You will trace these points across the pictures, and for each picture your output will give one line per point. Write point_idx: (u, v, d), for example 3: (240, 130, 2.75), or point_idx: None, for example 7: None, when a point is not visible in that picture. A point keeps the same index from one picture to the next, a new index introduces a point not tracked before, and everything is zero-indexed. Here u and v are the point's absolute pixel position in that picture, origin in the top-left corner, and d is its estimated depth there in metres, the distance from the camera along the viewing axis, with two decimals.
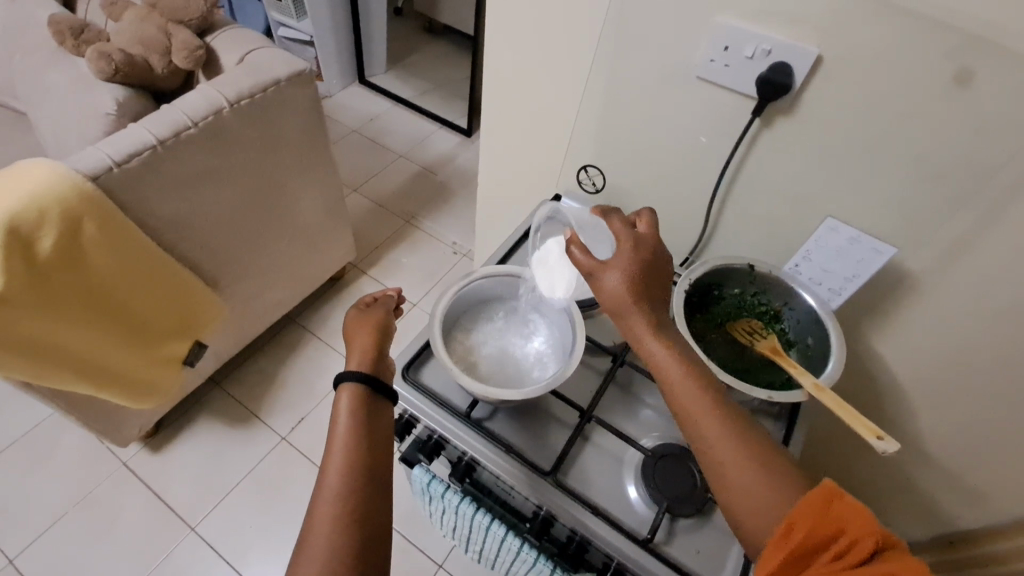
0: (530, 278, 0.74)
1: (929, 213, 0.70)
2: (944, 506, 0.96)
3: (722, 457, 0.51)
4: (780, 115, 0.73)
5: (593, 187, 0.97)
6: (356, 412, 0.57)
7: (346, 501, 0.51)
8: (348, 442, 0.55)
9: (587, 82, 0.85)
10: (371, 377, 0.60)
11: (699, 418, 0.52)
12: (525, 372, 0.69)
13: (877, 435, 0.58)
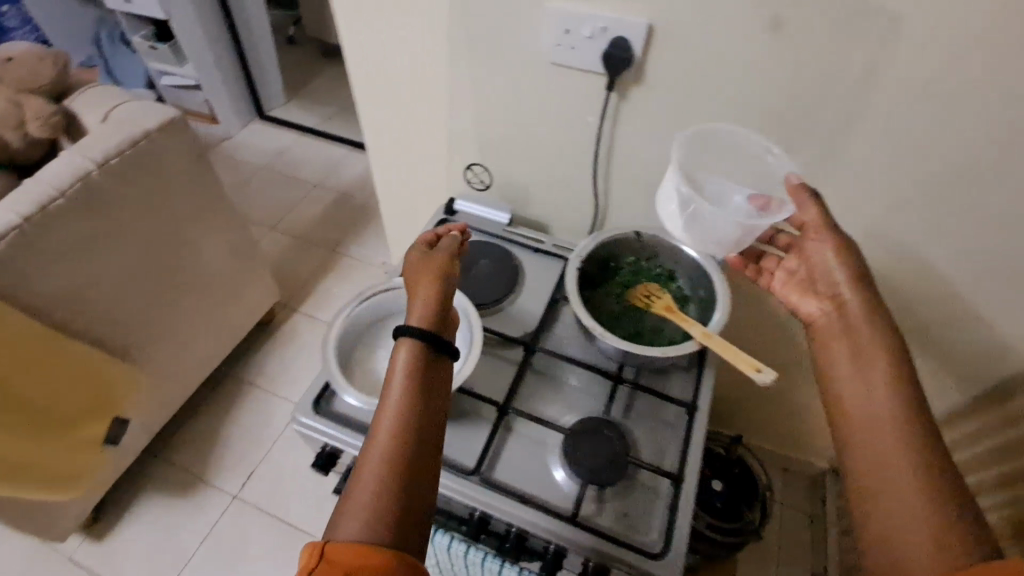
0: None
1: (781, 154, 0.75)
2: None
3: (868, 475, 0.54)
4: (631, 87, 0.76)
5: (483, 185, 0.99)
6: (413, 369, 0.51)
7: (389, 472, 0.46)
8: (407, 407, 0.49)
9: (452, 84, 0.86)
10: (428, 331, 0.54)
11: (870, 440, 0.56)
12: None
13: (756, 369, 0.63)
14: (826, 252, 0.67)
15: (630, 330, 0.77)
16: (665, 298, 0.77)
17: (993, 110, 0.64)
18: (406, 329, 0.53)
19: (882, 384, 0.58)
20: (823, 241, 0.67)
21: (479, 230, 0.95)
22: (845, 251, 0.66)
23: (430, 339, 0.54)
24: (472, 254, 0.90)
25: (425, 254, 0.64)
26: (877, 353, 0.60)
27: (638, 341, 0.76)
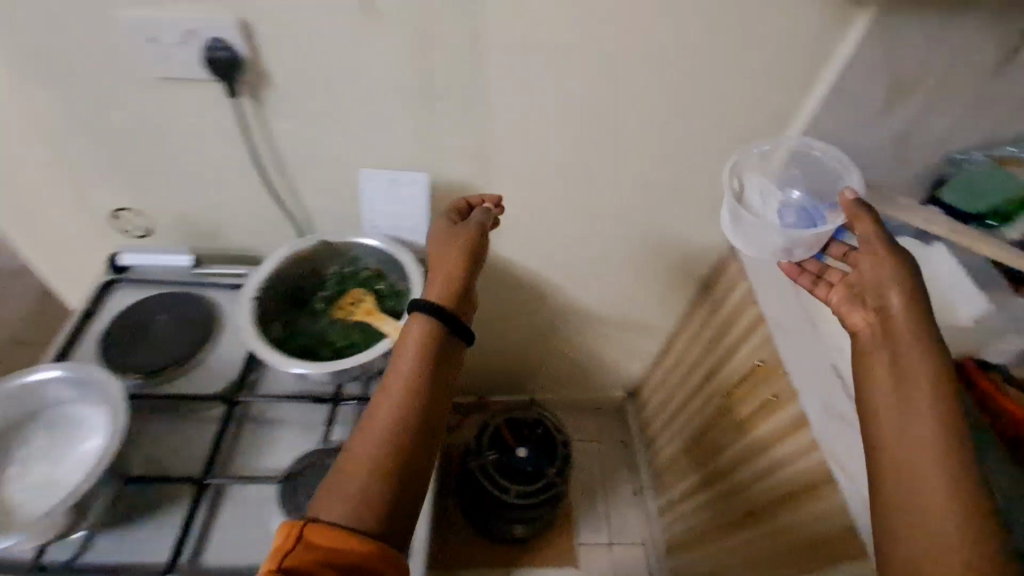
0: (44, 375, 0.62)
1: (436, 131, 0.77)
2: None
3: (912, 454, 0.52)
4: (261, 90, 0.70)
5: (142, 233, 0.86)
6: (422, 356, 0.60)
7: (372, 473, 0.53)
8: (405, 383, 0.58)
9: (53, 119, 0.71)
10: (440, 308, 0.62)
11: (911, 396, 0.55)
12: (79, 476, 0.58)
13: None
14: (883, 268, 0.63)
15: (337, 345, 0.72)
16: (367, 303, 0.74)
17: (580, 58, 0.72)
18: (419, 303, 0.63)
19: (906, 336, 0.58)
20: (878, 257, 0.64)
21: (159, 282, 0.82)
22: (901, 266, 0.62)
23: (433, 319, 0.62)
24: (150, 312, 0.77)
25: (444, 232, 0.72)
26: (904, 326, 0.59)
27: (346, 353, 0.70)
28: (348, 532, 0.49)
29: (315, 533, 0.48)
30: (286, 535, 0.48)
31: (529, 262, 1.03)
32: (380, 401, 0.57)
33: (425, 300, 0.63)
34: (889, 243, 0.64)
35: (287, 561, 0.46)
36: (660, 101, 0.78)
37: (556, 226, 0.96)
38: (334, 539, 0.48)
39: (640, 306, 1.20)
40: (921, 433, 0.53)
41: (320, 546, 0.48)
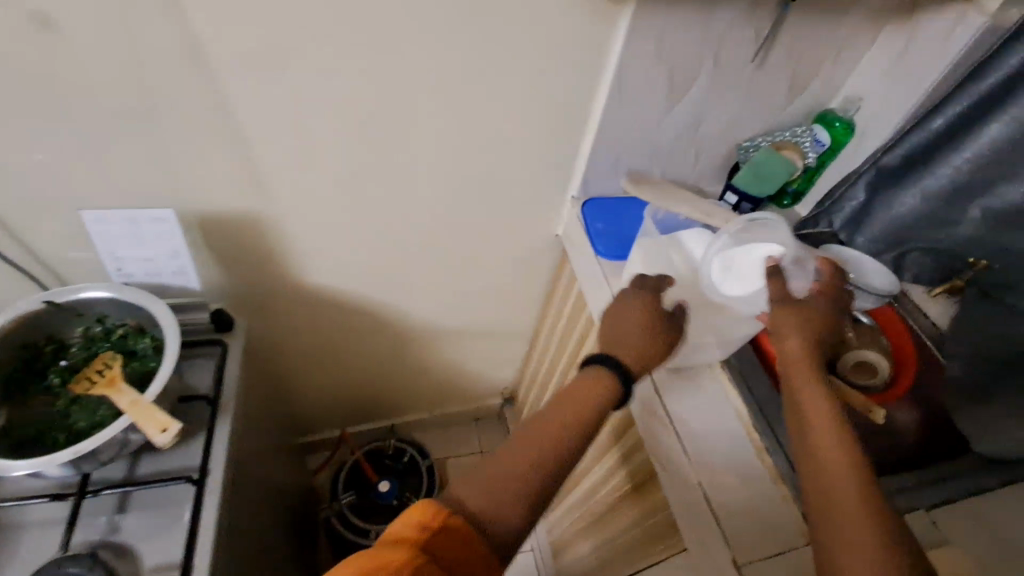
0: None
1: (189, 159, 0.66)
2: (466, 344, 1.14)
3: (836, 504, 0.48)
4: None
5: None
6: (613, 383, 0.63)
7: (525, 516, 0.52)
8: (562, 423, 0.58)
9: None
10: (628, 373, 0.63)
11: (816, 443, 0.52)
12: None
13: (159, 430, 0.57)
14: (791, 327, 0.60)
15: (82, 425, 0.60)
16: (114, 367, 0.61)
17: (340, 69, 0.65)
18: (599, 359, 0.64)
19: (806, 382, 0.57)
20: (788, 310, 0.61)
21: None
22: (806, 318, 0.61)
23: (613, 375, 0.63)
24: None
25: (617, 309, 0.68)
26: (804, 369, 0.58)
27: (90, 435, 0.59)
28: (472, 540, 0.49)
29: (430, 525, 0.48)
30: (412, 526, 0.48)
31: (355, 288, 0.95)
32: (531, 430, 0.58)
33: (600, 356, 0.64)
34: (812, 291, 0.62)
35: (417, 551, 0.46)
36: (447, 110, 0.73)
37: (374, 248, 0.89)
38: (455, 540, 0.48)
39: (493, 317, 1.16)
40: (832, 449, 0.51)
41: (435, 550, 0.47)
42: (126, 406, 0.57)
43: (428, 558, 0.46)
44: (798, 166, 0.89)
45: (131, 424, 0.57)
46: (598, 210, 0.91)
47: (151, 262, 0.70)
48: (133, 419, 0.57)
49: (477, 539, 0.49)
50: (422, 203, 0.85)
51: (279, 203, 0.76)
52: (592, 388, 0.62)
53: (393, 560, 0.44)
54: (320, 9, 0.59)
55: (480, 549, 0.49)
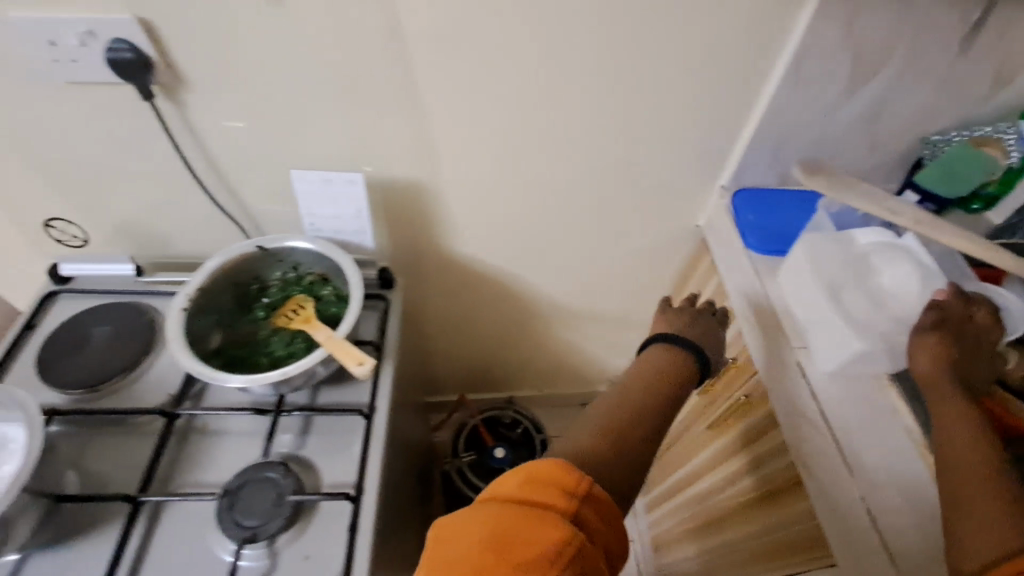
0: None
1: (373, 126, 0.73)
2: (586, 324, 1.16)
3: (966, 494, 0.49)
4: (179, 92, 0.67)
5: (78, 240, 0.84)
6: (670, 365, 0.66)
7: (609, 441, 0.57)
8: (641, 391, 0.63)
9: None
10: (688, 351, 0.68)
11: (948, 447, 0.53)
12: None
13: (355, 363, 0.64)
14: (928, 344, 0.60)
15: (278, 355, 0.70)
16: (307, 308, 0.70)
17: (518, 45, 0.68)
18: (668, 338, 0.69)
19: (947, 395, 0.57)
20: (921, 329, 0.61)
21: (101, 291, 0.79)
22: (947, 337, 0.59)
23: (686, 354, 0.68)
24: (87, 326, 0.74)
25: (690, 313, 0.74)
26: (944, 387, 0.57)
27: (286, 363, 0.68)
28: (609, 509, 0.49)
29: (581, 493, 0.48)
30: (555, 490, 0.47)
31: (494, 261, 1.00)
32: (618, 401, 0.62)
33: (668, 334, 0.70)
34: (949, 305, 0.61)
35: (565, 521, 0.46)
36: (611, 88, 0.74)
37: (519, 224, 0.93)
38: (597, 508, 0.48)
39: (619, 304, 1.16)
40: (966, 448, 0.52)
41: (582, 518, 0.47)
42: (324, 340, 0.66)
43: (580, 530, 0.46)
44: (1000, 167, 0.78)
45: (333, 356, 0.65)
46: (751, 201, 0.87)
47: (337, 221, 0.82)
48: (331, 351, 0.66)
49: (609, 501, 0.49)
50: (571, 182, 0.87)
51: (447, 176, 0.82)
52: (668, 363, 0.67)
53: (546, 531, 0.44)
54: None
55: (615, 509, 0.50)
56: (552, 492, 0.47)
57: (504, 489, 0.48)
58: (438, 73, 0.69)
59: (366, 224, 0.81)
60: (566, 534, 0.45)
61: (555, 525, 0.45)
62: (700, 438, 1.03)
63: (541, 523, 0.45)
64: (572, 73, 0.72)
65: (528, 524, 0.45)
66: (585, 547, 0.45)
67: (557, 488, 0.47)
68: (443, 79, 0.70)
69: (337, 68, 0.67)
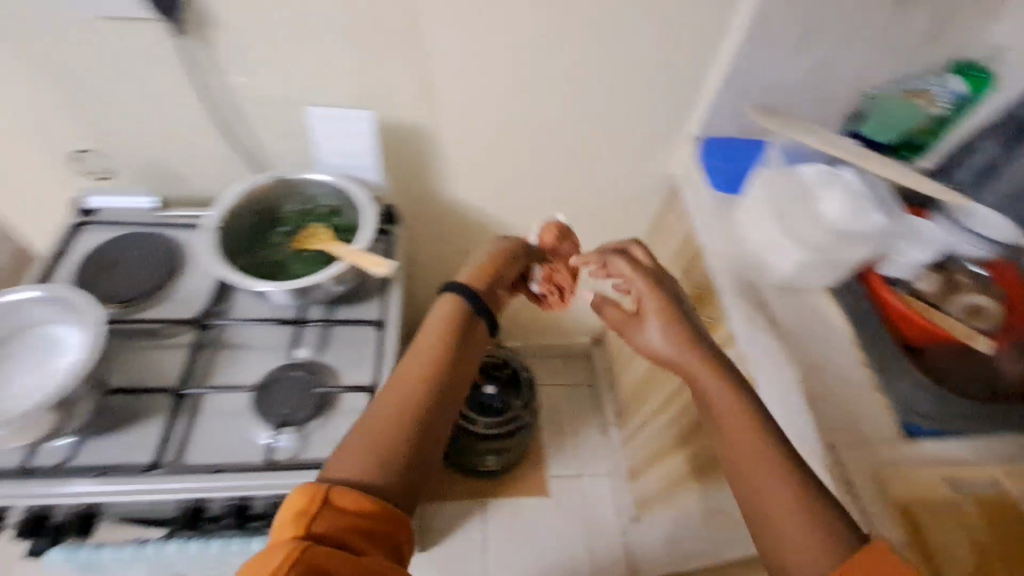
0: (35, 322, 0.65)
1: (380, 69, 0.81)
2: None
3: (769, 528, 0.46)
4: (205, 29, 0.73)
5: (108, 175, 0.88)
6: (451, 321, 0.63)
7: (355, 431, 0.53)
8: (442, 343, 0.60)
9: (8, 62, 0.73)
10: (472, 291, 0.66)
11: (748, 487, 0.49)
12: (44, 365, 0.62)
13: (376, 264, 0.75)
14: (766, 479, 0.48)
15: (300, 273, 0.78)
16: (321, 234, 0.79)
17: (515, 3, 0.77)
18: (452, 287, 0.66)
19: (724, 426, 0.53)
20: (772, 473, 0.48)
21: (127, 222, 0.85)
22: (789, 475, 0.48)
23: (467, 304, 0.65)
24: (118, 251, 0.81)
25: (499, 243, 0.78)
26: (734, 428, 0.52)
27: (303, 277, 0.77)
28: (366, 504, 0.47)
29: (325, 498, 0.46)
30: (292, 513, 0.45)
31: (484, 205, 1.07)
32: (393, 386, 0.56)
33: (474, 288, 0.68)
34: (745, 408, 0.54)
35: (300, 541, 0.43)
36: (595, 41, 0.83)
37: (506, 164, 1.00)
38: (346, 501, 0.47)
39: (595, 249, 1.24)
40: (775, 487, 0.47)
41: (317, 527, 0.45)
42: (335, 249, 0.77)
43: (314, 542, 0.44)
44: (925, 109, 0.88)
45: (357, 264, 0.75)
46: (715, 148, 0.96)
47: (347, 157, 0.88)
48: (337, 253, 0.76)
49: (365, 496, 0.47)
50: (555, 123, 0.94)
51: (440, 105, 0.88)
52: (453, 313, 0.64)
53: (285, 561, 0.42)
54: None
55: (370, 501, 0.47)
56: (302, 518, 0.45)
57: (290, 520, 0.45)
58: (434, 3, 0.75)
59: (379, 156, 0.88)
60: (307, 552, 0.43)
61: (291, 549, 0.42)
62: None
63: (271, 559, 0.42)
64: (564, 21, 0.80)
65: (268, 559, 0.42)
66: (329, 555, 0.43)
67: (302, 506, 0.46)
68: (441, 11, 0.76)
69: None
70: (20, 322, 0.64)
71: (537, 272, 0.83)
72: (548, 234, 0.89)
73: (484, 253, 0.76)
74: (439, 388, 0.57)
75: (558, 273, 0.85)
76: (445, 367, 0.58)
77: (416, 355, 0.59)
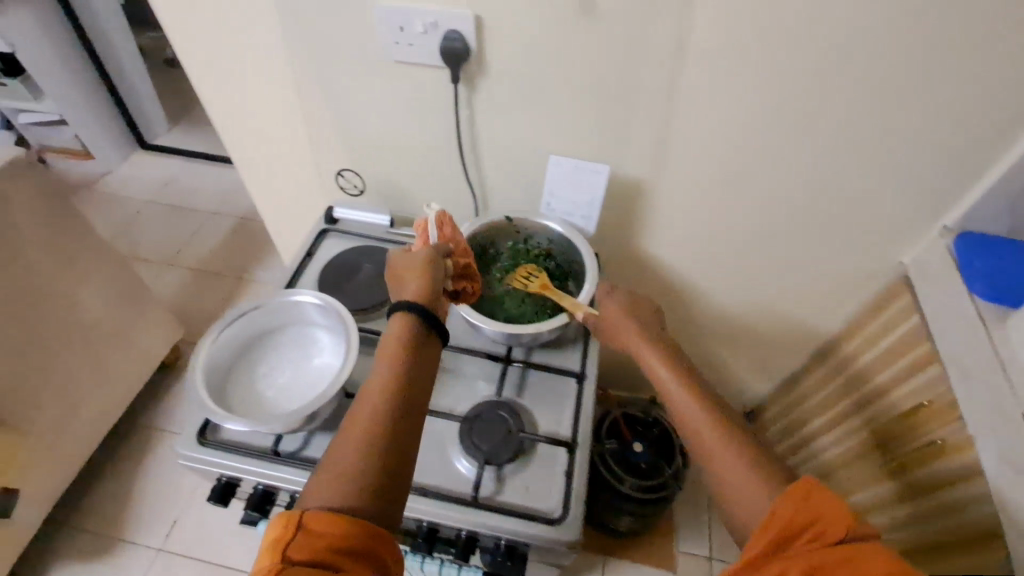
0: (302, 320, 0.74)
1: (624, 125, 0.80)
2: (747, 333, 1.17)
3: (741, 503, 0.54)
4: (476, 77, 0.77)
5: (356, 189, 0.98)
6: (398, 345, 0.57)
7: (327, 456, 0.50)
8: (394, 366, 0.55)
9: (308, 92, 0.84)
10: (426, 311, 0.60)
11: (711, 459, 0.58)
12: (307, 362, 0.71)
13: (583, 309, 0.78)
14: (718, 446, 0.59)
15: (524, 315, 0.81)
16: (541, 276, 0.81)
17: (788, 76, 0.72)
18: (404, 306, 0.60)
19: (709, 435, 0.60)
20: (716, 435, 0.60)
21: (361, 235, 0.95)
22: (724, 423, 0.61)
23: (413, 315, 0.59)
24: (354, 261, 0.90)
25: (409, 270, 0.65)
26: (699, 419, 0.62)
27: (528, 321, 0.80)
28: (345, 522, 0.45)
29: (302, 522, 0.44)
30: (274, 539, 0.44)
31: (682, 262, 1.04)
32: (357, 405, 0.53)
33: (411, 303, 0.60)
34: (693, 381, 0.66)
35: (281, 563, 0.42)
36: (865, 121, 0.76)
37: (715, 228, 0.95)
38: (326, 520, 0.44)
39: (783, 327, 1.13)
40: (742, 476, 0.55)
41: (295, 552, 0.43)
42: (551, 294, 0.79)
43: (292, 565, 0.42)
44: None
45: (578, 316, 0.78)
46: (976, 245, 0.81)
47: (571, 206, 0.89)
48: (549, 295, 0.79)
49: (343, 516, 0.45)
50: (784, 196, 0.88)
51: (668, 164, 0.86)
52: (398, 341, 0.57)
53: None
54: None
55: (348, 518, 0.45)
56: (284, 537, 0.44)
57: (276, 543, 0.44)
58: (699, 70, 0.73)
59: (598, 212, 0.88)
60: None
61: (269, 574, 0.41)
62: (867, 482, 1.04)
63: None
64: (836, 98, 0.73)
65: None
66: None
67: (282, 527, 0.44)
68: (704, 78, 0.74)
69: (618, 57, 0.72)
70: (291, 318, 0.74)
71: (451, 270, 0.70)
72: (422, 233, 0.73)
73: (403, 266, 0.66)
74: (399, 401, 0.53)
75: (470, 261, 0.73)
76: (413, 381, 0.55)
77: (374, 374, 0.55)
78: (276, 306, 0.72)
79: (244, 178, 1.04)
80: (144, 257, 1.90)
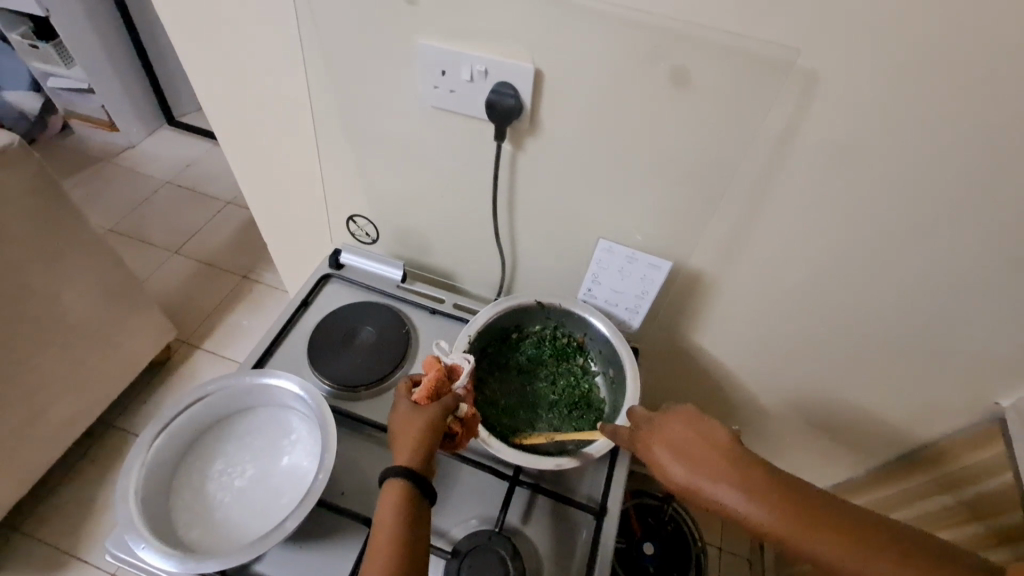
0: (277, 402, 0.62)
1: (695, 219, 0.67)
2: (792, 446, 1.02)
3: None
4: (526, 136, 0.64)
5: (369, 237, 0.86)
6: (398, 504, 0.52)
7: None
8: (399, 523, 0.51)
9: (327, 124, 0.72)
10: (416, 473, 0.54)
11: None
12: (273, 462, 0.58)
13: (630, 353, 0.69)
14: (865, 563, 0.50)
15: (543, 429, 0.68)
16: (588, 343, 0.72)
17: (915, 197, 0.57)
18: (394, 471, 0.54)
19: (835, 546, 0.50)
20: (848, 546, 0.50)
21: (367, 288, 0.82)
22: (837, 531, 0.51)
23: (408, 484, 0.53)
24: (353, 323, 0.77)
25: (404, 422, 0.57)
26: (816, 540, 0.51)
27: (547, 440, 0.67)
28: None
29: None
30: None
31: (733, 364, 0.89)
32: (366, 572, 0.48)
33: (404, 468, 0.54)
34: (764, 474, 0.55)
35: None
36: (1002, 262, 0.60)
37: (778, 337, 0.80)
38: None
39: (839, 447, 0.97)
40: None
41: None
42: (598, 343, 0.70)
43: None
44: None
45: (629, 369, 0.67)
46: None
47: (615, 294, 0.76)
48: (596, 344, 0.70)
49: None
50: (876, 320, 0.71)
51: (738, 262, 0.71)
52: (399, 501, 0.52)
53: None
54: (958, 97, 0.49)
55: None
56: None
57: None
58: (802, 167, 0.58)
59: (647, 306, 0.75)
60: None
61: None
62: None
63: None
64: (971, 231, 0.58)
65: None
66: None
67: None
68: (806, 177, 0.59)
69: (702, 139, 0.58)
70: (265, 399, 0.62)
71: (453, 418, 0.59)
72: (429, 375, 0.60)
73: (403, 430, 0.56)
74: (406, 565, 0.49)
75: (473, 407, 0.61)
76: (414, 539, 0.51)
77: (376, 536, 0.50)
78: (246, 387, 0.60)
79: (250, 201, 0.92)
80: (152, 243, 1.81)
